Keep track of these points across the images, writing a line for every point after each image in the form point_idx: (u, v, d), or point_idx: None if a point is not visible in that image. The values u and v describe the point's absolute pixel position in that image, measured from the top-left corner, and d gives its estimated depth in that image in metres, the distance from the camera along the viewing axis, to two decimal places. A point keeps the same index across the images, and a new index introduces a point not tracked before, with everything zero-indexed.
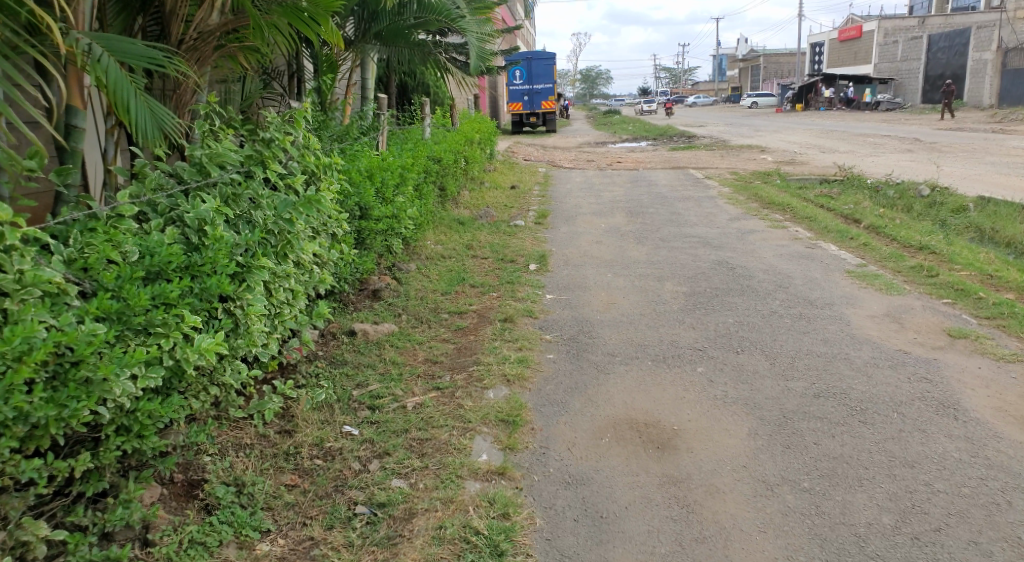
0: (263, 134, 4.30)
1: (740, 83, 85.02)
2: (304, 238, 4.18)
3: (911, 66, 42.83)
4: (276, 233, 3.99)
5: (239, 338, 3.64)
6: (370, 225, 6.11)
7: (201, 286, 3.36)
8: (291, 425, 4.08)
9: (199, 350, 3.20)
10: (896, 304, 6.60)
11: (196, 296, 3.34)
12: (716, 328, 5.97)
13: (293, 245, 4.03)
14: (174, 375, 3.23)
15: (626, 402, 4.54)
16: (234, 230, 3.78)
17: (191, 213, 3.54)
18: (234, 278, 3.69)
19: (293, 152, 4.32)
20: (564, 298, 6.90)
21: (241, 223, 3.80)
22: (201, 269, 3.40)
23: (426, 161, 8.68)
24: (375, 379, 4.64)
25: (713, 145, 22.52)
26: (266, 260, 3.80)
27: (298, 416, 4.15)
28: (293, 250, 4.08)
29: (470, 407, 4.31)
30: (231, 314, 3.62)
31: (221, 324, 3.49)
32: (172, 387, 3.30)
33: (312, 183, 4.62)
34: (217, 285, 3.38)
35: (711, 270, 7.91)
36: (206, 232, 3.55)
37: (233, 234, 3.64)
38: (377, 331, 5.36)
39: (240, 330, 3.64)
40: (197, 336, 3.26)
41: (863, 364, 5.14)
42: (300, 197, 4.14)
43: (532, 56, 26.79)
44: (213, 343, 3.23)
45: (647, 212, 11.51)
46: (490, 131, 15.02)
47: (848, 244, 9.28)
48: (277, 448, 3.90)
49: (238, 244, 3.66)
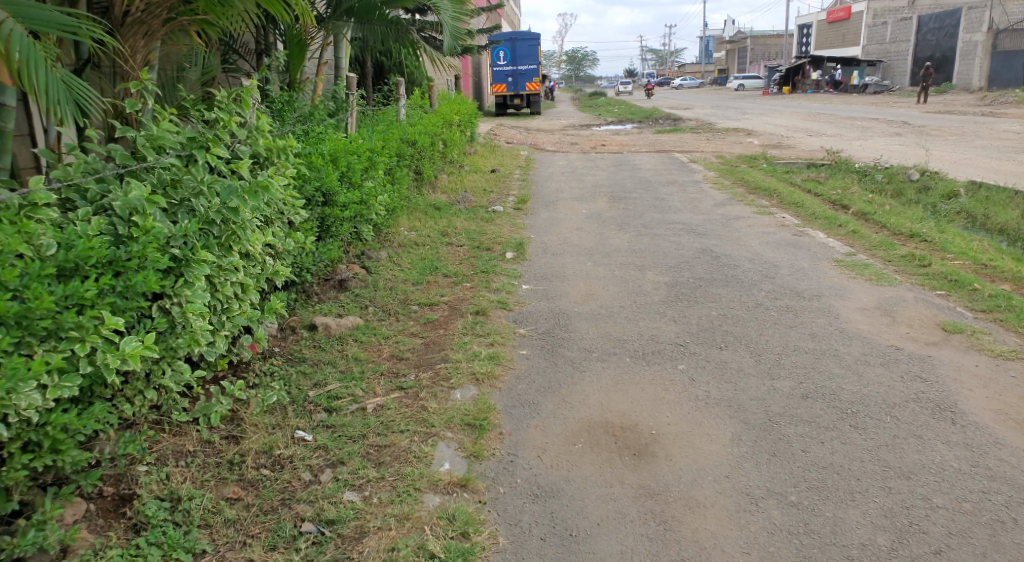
0: (208, 114, 3.94)
1: (727, 65, 84.65)
2: (252, 227, 3.82)
3: (900, 48, 42.61)
4: (220, 223, 3.61)
5: (177, 338, 3.35)
6: (335, 212, 5.77)
7: (125, 284, 3.06)
8: (238, 431, 3.73)
9: (121, 355, 2.95)
10: (887, 295, 6.35)
11: (118, 296, 3.06)
12: (699, 321, 5.70)
13: (240, 234, 3.67)
14: (93, 382, 2.98)
15: (602, 403, 4.24)
16: (170, 219, 3.44)
17: (120, 201, 3.21)
18: (170, 273, 3.38)
19: (241, 133, 3.97)
20: (541, 289, 6.61)
21: (179, 213, 3.46)
22: (126, 265, 3.08)
23: (398, 145, 8.33)
24: (334, 378, 4.31)
25: (698, 128, 22.21)
26: (207, 253, 3.46)
27: (246, 420, 3.79)
28: (239, 242, 3.70)
29: (434, 409, 4.00)
30: (166, 313, 3.33)
31: (153, 324, 3.21)
32: (94, 394, 3.06)
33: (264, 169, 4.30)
34: (144, 283, 3.08)
35: (695, 259, 7.63)
36: (136, 222, 3.22)
37: (167, 225, 3.32)
38: (340, 325, 5.02)
39: (178, 329, 3.35)
40: (121, 340, 3.00)
41: (853, 361, 4.88)
42: (248, 181, 3.79)
43: (516, 36, 26.31)
44: (139, 348, 2.98)
45: (631, 197, 11.22)
46: (471, 113, 14.66)
47: (836, 231, 9.02)
48: (222, 456, 3.56)
49: (173, 235, 3.33)
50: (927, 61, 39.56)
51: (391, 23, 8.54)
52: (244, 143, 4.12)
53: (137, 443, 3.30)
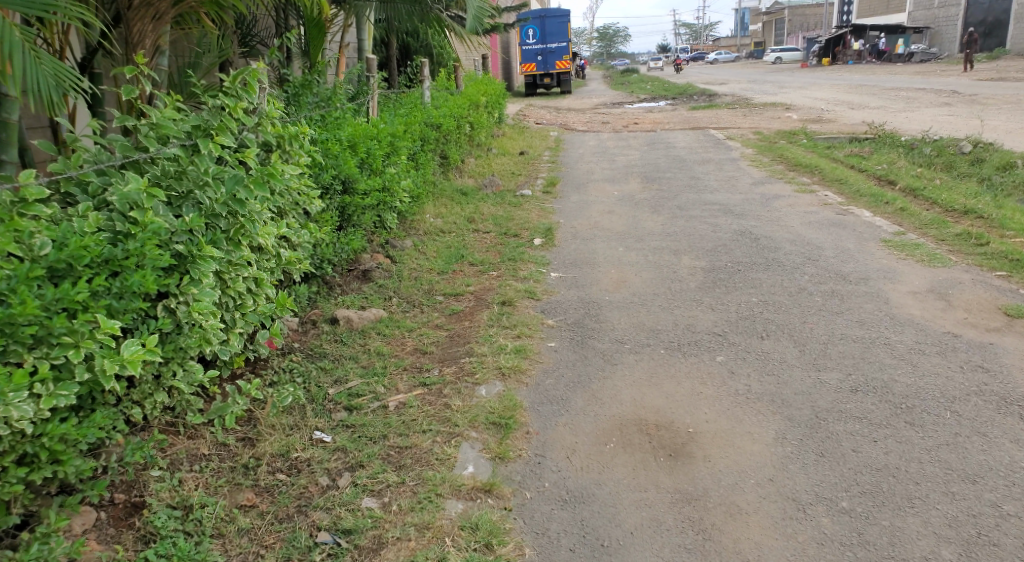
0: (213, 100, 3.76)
1: (763, 40, 83.06)
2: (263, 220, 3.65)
3: (948, 13, 41.23)
4: (226, 216, 3.44)
5: (186, 338, 3.18)
6: (356, 201, 5.58)
7: (123, 285, 2.88)
8: (254, 432, 3.56)
9: (122, 360, 2.78)
10: (940, 278, 6.00)
11: (115, 297, 2.87)
12: (738, 309, 5.43)
13: (249, 226, 3.49)
14: (93, 389, 2.81)
15: (635, 399, 4.01)
16: (173, 214, 3.27)
17: (117, 194, 3.03)
18: (176, 270, 3.20)
19: (248, 120, 3.77)
20: (571, 276, 6.38)
21: (183, 207, 3.29)
22: (125, 264, 2.90)
23: (423, 130, 8.12)
24: (355, 375, 4.13)
25: (734, 104, 21.68)
26: (214, 248, 3.28)
27: (263, 421, 3.62)
28: (249, 236, 3.53)
29: (458, 407, 3.79)
30: (172, 312, 3.16)
31: (157, 324, 3.05)
32: (95, 402, 2.89)
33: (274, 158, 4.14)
34: (142, 282, 2.90)
35: (732, 241, 7.33)
36: (136, 218, 3.05)
37: (169, 220, 3.14)
38: (362, 317, 4.84)
39: (186, 329, 3.18)
40: (121, 344, 2.83)
41: (905, 351, 4.58)
42: (255, 171, 3.60)
43: (546, 14, 25.93)
44: (139, 353, 2.80)
45: (665, 178, 10.91)
46: (499, 94, 14.40)
47: (883, 209, 8.63)
48: (236, 461, 3.39)
49: (175, 231, 3.15)
50: (981, 25, 38.39)
51: (413, 2, 8.29)
52: (252, 130, 3.93)
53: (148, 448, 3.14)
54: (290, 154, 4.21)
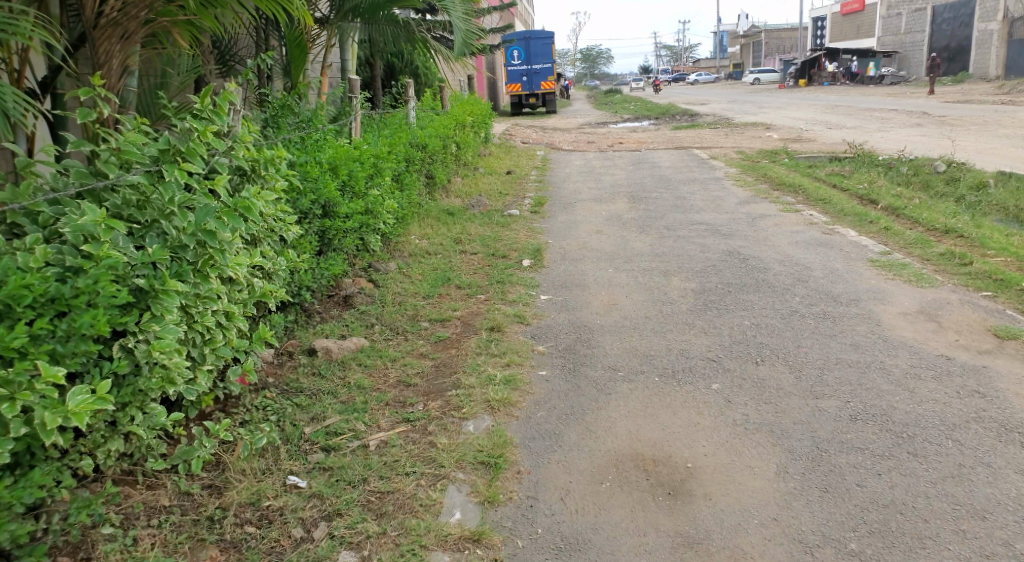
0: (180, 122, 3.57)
1: (742, 59, 83.89)
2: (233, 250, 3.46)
3: (913, 39, 42.00)
4: (194, 246, 3.26)
5: (145, 379, 3.00)
6: (336, 225, 5.42)
7: (70, 327, 2.69)
8: (221, 479, 3.36)
9: (66, 412, 2.61)
10: (929, 298, 5.89)
11: (61, 342, 2.69)
12: (731, 333, 5.28)
13: (218, 258, 3.33)
14: (33, 442, 2.65)
15: (629, 432, 3.86)
16: (134, 245, 3.09)
17: (70, 226, 2.84)
18: (135, 307, 3.02)
19: (219, 144, 3.60)
20: (560, 299, 6.21)
21: (145, 238, 3.11)
22: (73, 304, 2.71)
23: (407, 150, 7.97)
24: (333, 411, 3.97)
25: (716, 123, 21.77)
26: (178, 283, 3.09)
27: (232, 466, 3.42)
28: (217, 268, 3.35)
29: (444, 445, 3.63)
30: (130, 353, 2.98)
31: (111, 367, 2.88)
32: (35, 457, 2.72)
33: (247, 182, 3.96)
34: (93, 324, 2.72)
35: (722, 262, 7.21)
36: (90, 251, 2.86)
37: (127, 253, 2.96)
38: (342, 348, 4.68)
39: (146, 370, 3.00)
40: (69, 393, 2.67)
41: (901, 375, 4.43)
42: (225, 200, 3.44)
43: (529, 35, 25.98)
44: (86, 404, 2.65)
45: (651, 197, 10.81)
46: (484, 113, 14.29)
47: (868, 228, 8.55)
48: (200, 513, 3.17)
49: (134, 265, 2.97)
50: (943, 52, 39.08)
51: (397, 22, 8.16)
52: (224, 154, 3.77)
53: (101, 501, 2.92)
54: (267, 180, 4.05)
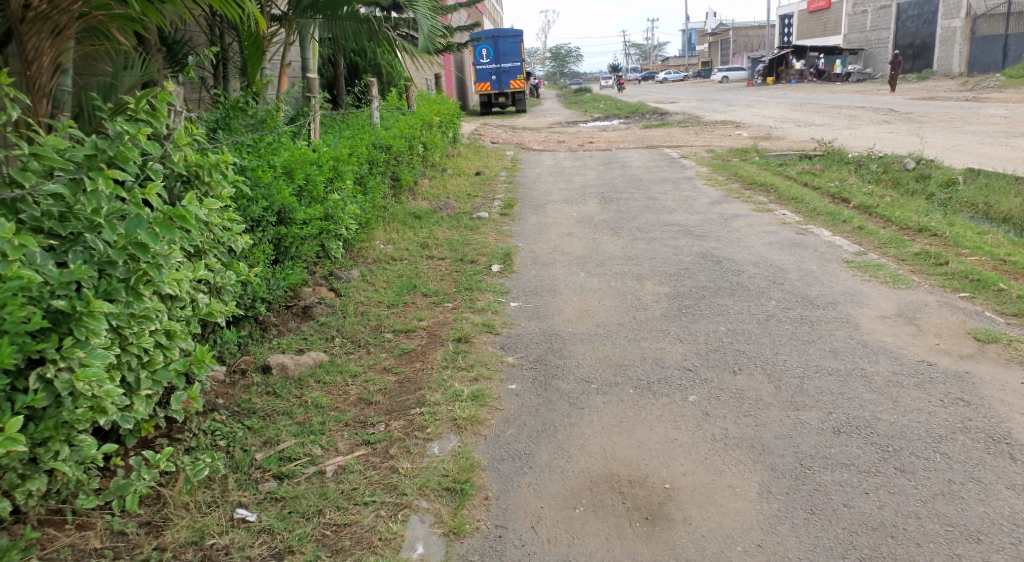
0: (110, 126, 3.32)
1: (710, 57, 84.32)
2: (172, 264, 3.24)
3: (879, 36, 42.40)
4: (126, 262, 3.04)
5: (67, 413, 2.81)
6: (293, 232, 5.17)
7: None
8: (159, 516, 3.18)
9: None
10: (907, 300, 5.75)
11: None
12: (707, 340, 5.11)
13: (153, 273, 3.09)
14: None
15: (604, 450, 3.68)
16: (54, 262, 2.89)
17: None
18: (56, 331, 2.83)
19: (153, 148, 3.37)
20: (530, 306, 6.02)
21: (68, 255, 2.91)
22: None
23: (370, 152, 7.72)
24: (287, 434, 3.80)
25: (686, 122, 21.73)
26: (105, 304, 2.88)
27: (173, 500, 3.24)
28: (153, 285, 3.12)
29: (406, 470, 3.49)
30: (51, 383, 2.78)
31: (27, 401, 2.70)
32: None
33: (191, 189, 3.72)
34: None
35: (696, 265, 7.05)
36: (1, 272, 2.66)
37: (42, 272, 2.76)
38: (298, 364, 4.53)
39: (70, 401, 2.82)
40: None
41: (883, 384, 4.27)
42: (160, 208, 3.19)
43: (497, 35, 25.82)
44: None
45: (622, 198, 10.64)
46: (452, 113, 14.05)
47: (841, 227, 8.44)
48: (136, 553, 2.99)
49: (50, 285, 2.78)
50: (909, 49, 39.47)
51: (361, 19, 7.90)
52: (160, 160, 3.53)
53: (22, 545, 2.80)
54: (211, 187, 3.81)
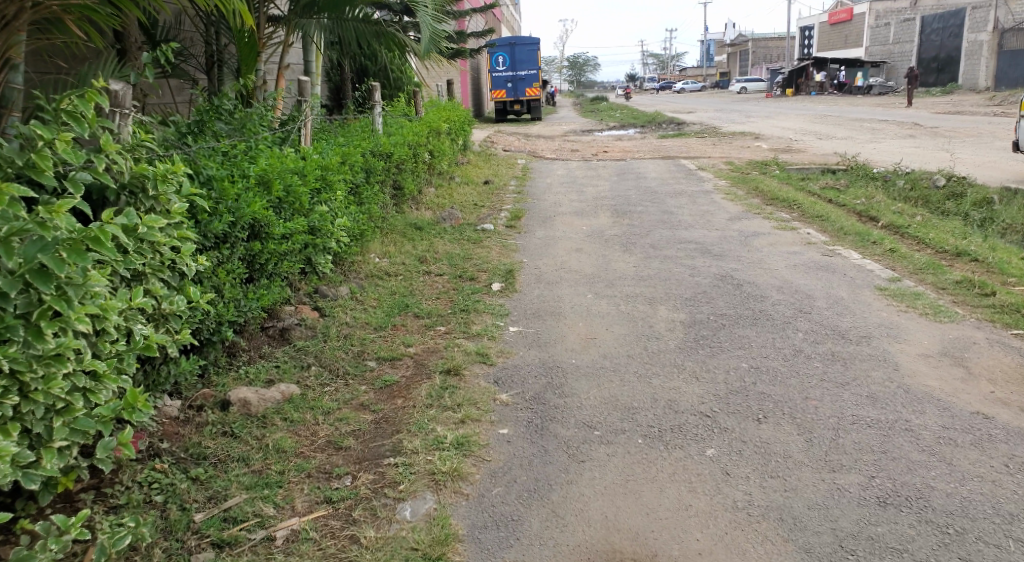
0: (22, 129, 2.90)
1: (729, 68, 83.63)
2: (91, 295, 2.76)
3: (902, 49, 41.65)
4: (25, 294, 2.58)
5: None
6: (269, 248, 4.66)
7: None
8: None
9: None
10: (951, 337, 5.17)
11: None
12: (727, 379, 4.54)
13: (61, 307, 2.62)
14: None
15: (605, 517, 3.17)
16: None
17: None
18: None
19: (75, 158, 2.93)
20: (532, 332, 5.48)
21: None
22: None
23: (367, 159, 7.19)
24: (238, 488, 3.27)
25: (703, 132, 21.15)
26: None
27: None
28: (63, 320, 2.64)
29: (369, 541, 3.01)
30: None
31: None
32: None
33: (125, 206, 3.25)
34: None
35: (714, 289, 6.49)
36: None
37: None
38: (263, 399, 4.09)
39: None
40: None
41: (931, 442, 3.70)
42: (72, 229, 2.70)
43: (516, 41, 25.40)
44: None
45: (636, 211, 10.09)
46: (462, 120, 13.53)
47: (872, 249, 7.85)
48: None
49: None
50: (934, 63, 38.76)
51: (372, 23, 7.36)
52: (85, 171, 3.07)
53: None
54: (157, 199, 3.34)
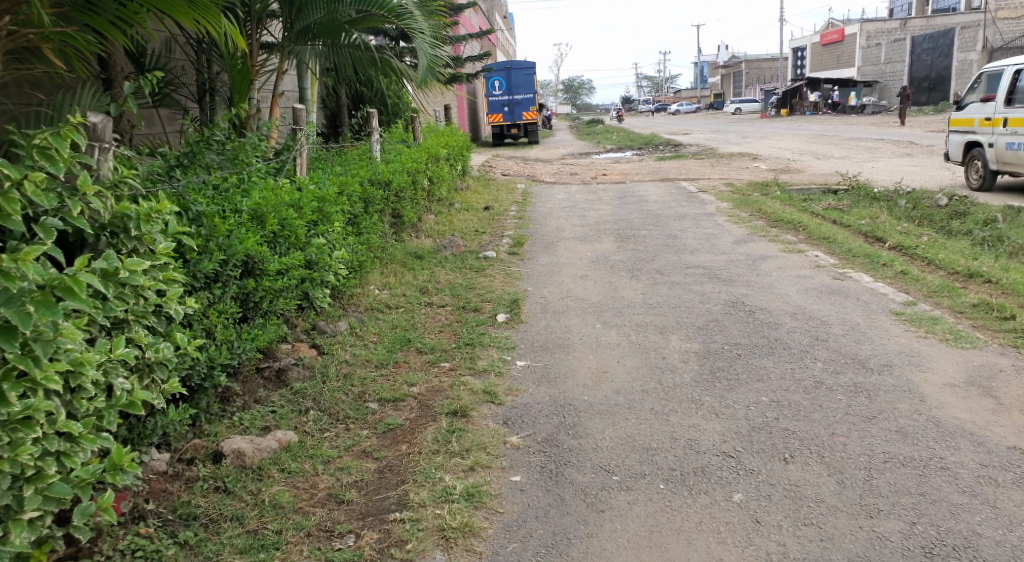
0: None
1: (723, 89, 84.02)
2: (63, 347, 2.68)
3: (895, 68, 41.83)
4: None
5: None
6: (263, 286, 4.45)
7: None
8: None
9: None
10: (976, 364, 4.95)
11: None
12: (748, 415, 4.33)
13: (27, 366, 2.54)
14: None
15: None
16: None
17: None
18: None
19: (44, 200, 2.75)
20: (540, 366, 5.26)
21: None
22: None
23: (365, 188, 7.01)
24: (230, 551, 3.23)
25: (701, 153, 21.07)
26: None
27: None
28: (32, 381, 2.56)
29: None
30: None
31: None
32: None
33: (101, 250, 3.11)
34: None
35: (726, 316, 6.28)
36: None
37: None
38: (259, 450, 3.90)
39: None
40: None
41: (970, 483, 3.47)
42: (40, 278, 2.59)
43: (512, 66, 25.40)
44: None
45: (640, 236, 9.90)
46: (461, 146, 13.38)
47: (883, 272, 7.65)
48: None
49: None
50: (925, 82, 38.93)
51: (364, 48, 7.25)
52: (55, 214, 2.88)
53: None
54: (141, 240, 3.20)
